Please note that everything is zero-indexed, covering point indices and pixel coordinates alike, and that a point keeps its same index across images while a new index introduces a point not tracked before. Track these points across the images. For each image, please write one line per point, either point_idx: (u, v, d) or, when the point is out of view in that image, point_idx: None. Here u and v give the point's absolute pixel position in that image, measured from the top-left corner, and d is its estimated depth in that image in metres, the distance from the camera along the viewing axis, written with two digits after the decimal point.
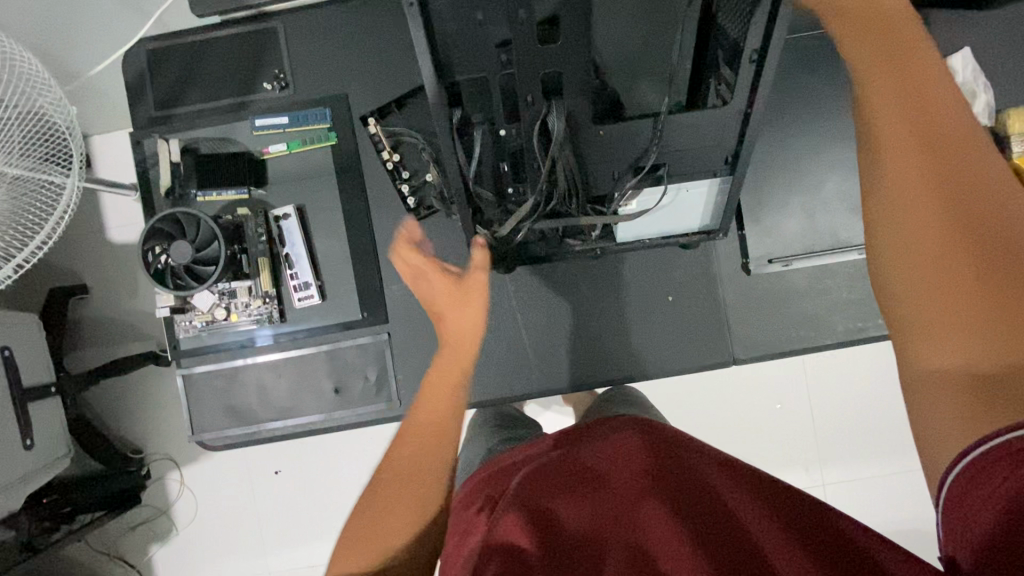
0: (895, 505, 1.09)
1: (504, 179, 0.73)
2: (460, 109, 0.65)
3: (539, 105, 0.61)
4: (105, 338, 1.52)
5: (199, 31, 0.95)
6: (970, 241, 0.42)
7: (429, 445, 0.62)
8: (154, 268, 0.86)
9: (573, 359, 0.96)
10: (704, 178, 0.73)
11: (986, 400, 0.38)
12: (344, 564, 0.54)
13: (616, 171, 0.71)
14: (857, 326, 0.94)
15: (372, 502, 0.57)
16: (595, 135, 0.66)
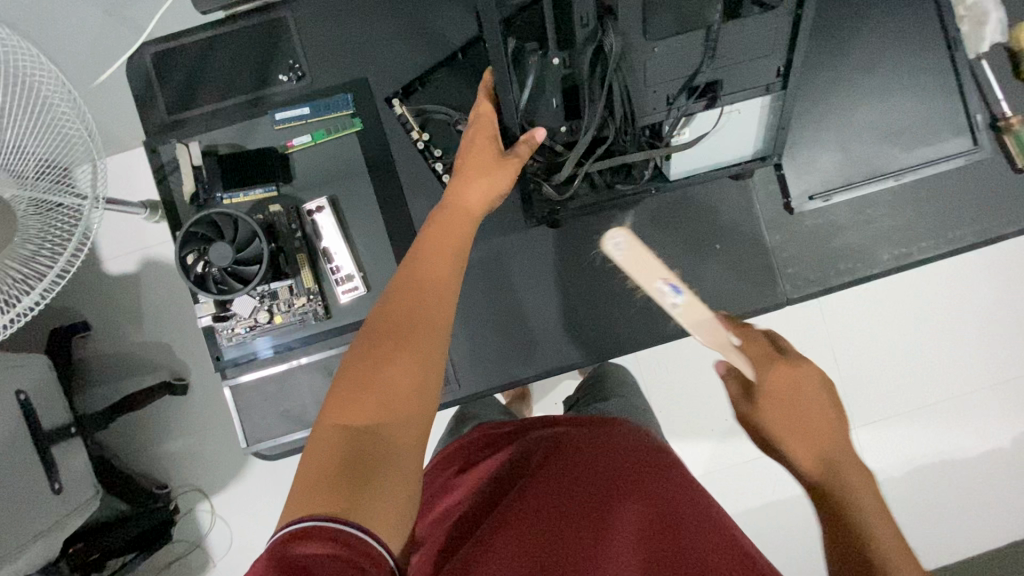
0: (918, 433, 1.19)
1: (557, 118, 0.79)
2: (515, 38, 0.71)
3: (596, 25, 0.70)
4: (114, 373, 1.44)
5: (205, 28, 0.92)
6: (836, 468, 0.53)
7: (424, 311, 0.63)
8: (195, 273, 0.84)
9: (623, 322, 0.98)
10: (756, 94, 0.80)
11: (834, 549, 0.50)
12: (341, 414, 0.54)
13: (670, 94, 0.78)
14: (900, 253, 0.96)
15: (372, 359, 0.58)
16: (650, 54, 0.73)
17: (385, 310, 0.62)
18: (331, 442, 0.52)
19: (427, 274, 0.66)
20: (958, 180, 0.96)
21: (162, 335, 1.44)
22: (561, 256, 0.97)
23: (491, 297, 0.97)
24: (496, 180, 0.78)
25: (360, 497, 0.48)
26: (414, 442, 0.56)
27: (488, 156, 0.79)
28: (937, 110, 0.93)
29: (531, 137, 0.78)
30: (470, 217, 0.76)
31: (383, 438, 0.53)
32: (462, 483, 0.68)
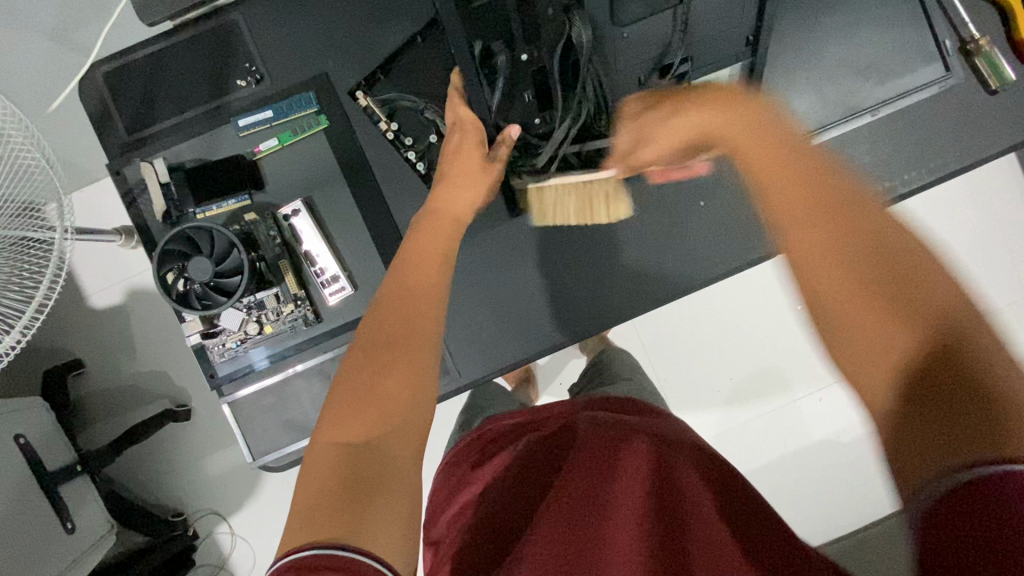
0: None
1: (530, 112, 0.80)
2: (480, 40, 0.71)
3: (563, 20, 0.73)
4: (113, 407, 1.42)
5: (153, 41, 0.90)
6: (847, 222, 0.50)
7: (416, 319, 0.63)
8: (176, 292, 0.82)
9: (618, 290, 0.96)
10: (722, 68, 0.83)
11: (869, 321, 0.45)
12: (340, 433, 0.53)
13: (636, 75, 0.81)
14: (884, 188, 0.96)
15: (369, 376, 0.57)
16: (619, 38, 0.78)
17: (377, 322, 0.62)
18: (330, 462, 0.51)
19: (419, 283, 0.67)
20: (932, 107, 0.95)
21: (156, 363, 1.42)
22: (547, 232, 0.96)
23: (481, 281, 0.96)
24: (484, 189, 0.79)
25: (365, 521, 0.46)
26: (414, 454, 0.55)
27: (471, 164, 0.78)
28: (906, 38, 0.91)
29: (505, 135, 0.78)
30: (457, 224, 0.77)
31: (384, 453, 0.53)
32: (479, 477, 0.68)
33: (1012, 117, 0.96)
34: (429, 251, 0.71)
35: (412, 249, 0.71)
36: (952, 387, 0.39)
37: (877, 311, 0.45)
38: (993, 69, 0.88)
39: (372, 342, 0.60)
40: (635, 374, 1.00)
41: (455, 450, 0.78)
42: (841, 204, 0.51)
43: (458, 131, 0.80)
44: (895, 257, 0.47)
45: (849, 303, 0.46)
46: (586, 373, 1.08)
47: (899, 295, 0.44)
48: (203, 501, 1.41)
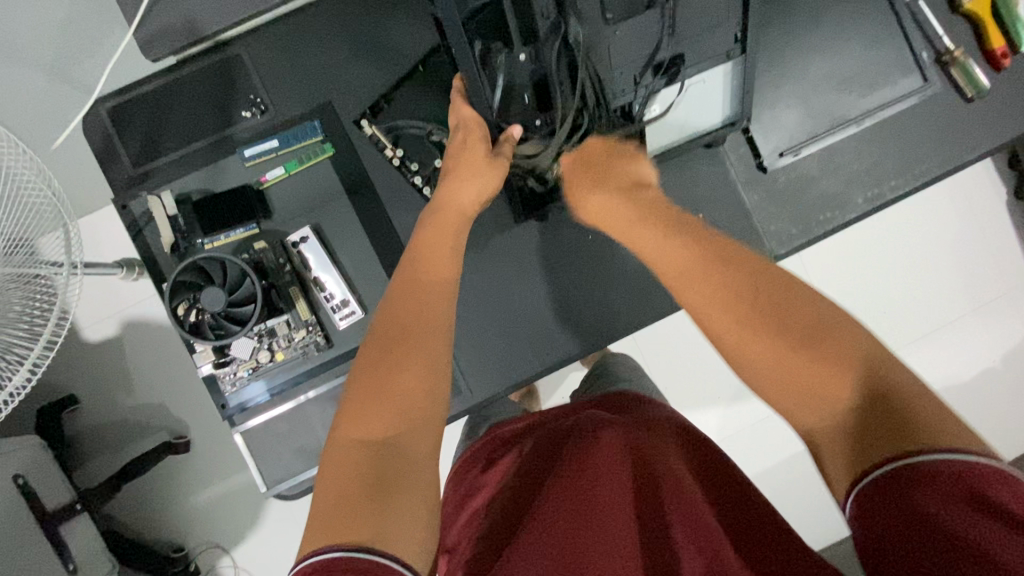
0: None
1: (530, 113, 0.80)
2: (479, 40, 0.73)
3: (557, 18, 0.71)
4: (112, 442, 1.40)
5: (157, 76, 0.91)
6: (756, 301, 0.57)
7: (427, 314, 0.63)
8: (188, 323, 0.82)
9: (623, 303, 0.98)
10: (718, 63, 0.81)
11: (788, 366, 0.52)
12: (357, 430, 0.54)
13: (633, 73, 0.78)
14: (873, 194, 1.00)
15: (386, 367, 0.58)
16: (611, 37, 0.74)
17: (389, 317, 0.63)
18: (346, 461, 0.51)
19: (429, 279, 0.67)
20: (913, 115, 1.00)
21: (156, 396, 1.40)
22: (551, 248, 0.97)
23: (489, 299, 0.97)
24: (487, 181, 0.79)
25: (382, 520, 0.47)
26: (430, 450, 0.55)
27: (477, 158, 0.79)
28: (885, 51, 0.96)
29: (508, 135, 0.79)
30: (462, 217, 0.78)
31: (400, 450, 0.53)
32: (489, 480, 0.71)
33: (989, 124, 1.00)
34: (434, 244, 0.72)
35: (419, 247, 0.72)
36: (885, 422, 0.46)
37: (822, 386, 0.50)
38: (969, 80, 0.97)
39: (389, 334, 0.61)
40: (643, 385, 1.02)
41: (469, 454, 0.81)
42: (738, 271, 0.60)
43: (462, 130, 0.82)
44: (815, 316, 0.54)
45: (780, 371, 0.53)
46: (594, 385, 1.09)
47: (827, 348, 0.51)
48: (206, 534, 1.39)
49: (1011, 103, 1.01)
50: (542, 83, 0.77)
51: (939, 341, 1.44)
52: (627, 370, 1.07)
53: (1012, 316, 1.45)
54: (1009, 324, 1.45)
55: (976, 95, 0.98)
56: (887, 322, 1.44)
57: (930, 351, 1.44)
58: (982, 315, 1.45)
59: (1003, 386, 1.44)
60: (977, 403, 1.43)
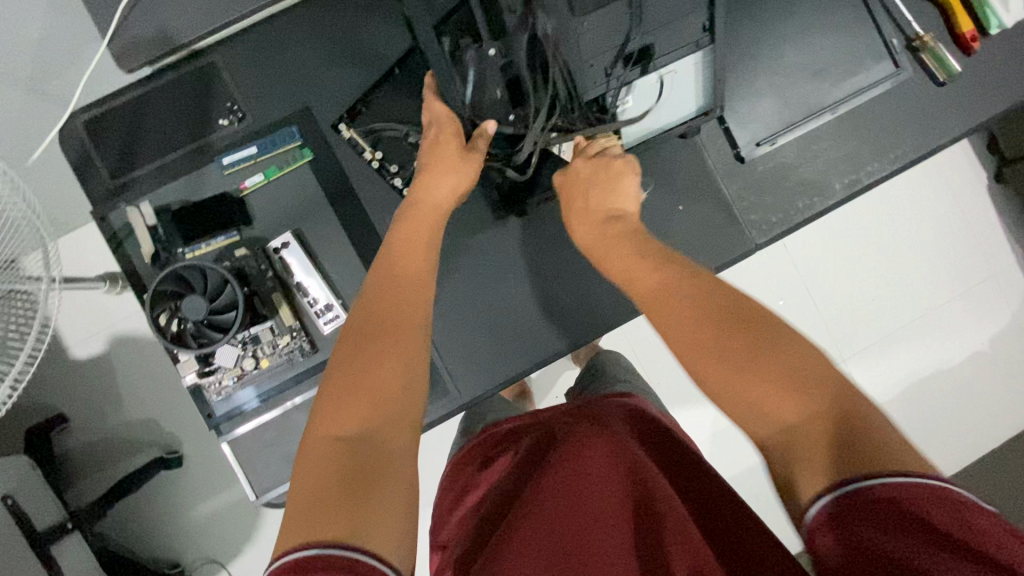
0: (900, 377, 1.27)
1: (502, 108, 0.82)
2: (449, 37, 0.78)
3: (523, 12, 0.73)
4: (103, 459, 1.39)
5: (133, 86, 0.91)
6: (723, 313, 0.58)
7: (407, 307, 0.64)
8: (170, 332, 0.82)
9: (608, 296, 0.99)
10: (688, 53, 0.81)
11: (746, 376, 0.53)
12: (335, 424, 0.54)
13: (604, 64, 0.77)
14: (850, 180, 1.00)
15: (364, 360, 0.58)
16: (580, 29, 0.72)
17: (367, 310, 0.63)
18: (325, 454, 0.51)
19: (407, 274, 0.67)
20: (886, 101, 1.01)
21: (145, 410, 1.39)
22: (533, 245, 0.97)
23: (474, 298, 0.97)
24: (464, 176, 0.79)
25: (361, 517, 0.47)
26: (409, 443, 0.55)
27: (452, 151, 0.79)
28: (856, 39, 0.97)
29: (483, 129, 0.80)
30: (438, 214, 0.78)
31: (378, 444, 0.53)
32: (482, 479, 0.73)
33: (961, 108, 1.02)
34: (412, 240, 0.72)
35: (396, 242, 0.72)
36: (866, 449, 0.46)
37: (786, 407, 0.51)
38: (939, 64, 0.98)
39: (368, 327, 0.61)
40: (631, 379, 1.02)
41: (463, 453, 0.82)
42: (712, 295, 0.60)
43: (435, 126, 0.82)
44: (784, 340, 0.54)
45: (740, 385, 0.53)
46: (585, 380, 1.10)
47: (793, 373, 0.52)
48: (202, 548, 1.37)
49: (983, 87, 1.02)
50: (514, 78, 0.79)
51: (925, 327, 1.45)
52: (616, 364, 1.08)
53: (996, 299, 1.46)
54: (992, 307, 1.46)
55: (947, 79, 0.99)
56: (875, 309, 1.45)
57: (916, 336, 1.45)
58: (965, 299, 1.46)
59: (989, 368, 1.45)
60: (964, 387, 1.44)
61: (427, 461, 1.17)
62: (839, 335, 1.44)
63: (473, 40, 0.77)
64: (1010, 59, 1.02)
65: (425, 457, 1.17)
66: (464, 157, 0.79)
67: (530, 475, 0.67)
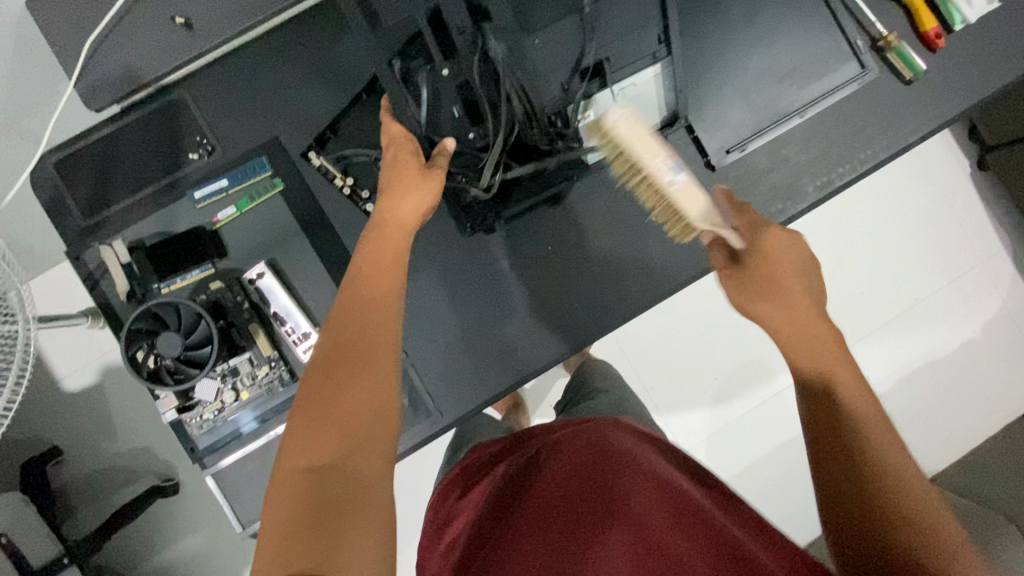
0: (877, 365, 1.44)
1: (462, 127, 0.79)
2: (399, 58, 0.75)
3: (473, 31, 0.73)
4: (99, 491, 1.39)
5: (102, 125, 0.91)
6: (820, 346, 0.64)
7: (376, 316, 0.61)
8: (147, 369, 0.82)
9: (587, 313, 0.98)
10: (645, 67, 0.82)
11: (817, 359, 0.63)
12: (303, 455, 0.51)
13: (561, 79, 0.78)
14: (823, 183, 1.01)
15: (333, 387, 0.55)
16: (533, 47, 0.76)
17: (332, 335, 0.60)
18: (288, 491, 0.49)
19: (373, 299, 0.63)
20: (853, 102, 1.01)
21: (138, 441, 1.39)
22: (509, 263, 0.97)
23: (452, 319, 0.97)
24: (428, 192, 0.73)
25: (337, 549, 0.45)
26: (382, 468, 0.53)
27: (410, 169, 0.74)
28: (819, 42, 0.97)
29: (443, 147, 0.75)
30: (404, 237, 0.72)
31: (348, 471, 0.50)
32: (465, 506, 0.75)
33: (930, 105, 1.02)
34: (380, 260, 0.67)
35: (359, 274, 0.66)
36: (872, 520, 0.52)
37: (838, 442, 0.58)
38: (905, 63, 0.99)
39: (338, 351, 0.58)
40: (615, 391, 1.03)
41: (451, 476, 0.84)
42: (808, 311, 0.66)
43: (392, 148, 0.77)
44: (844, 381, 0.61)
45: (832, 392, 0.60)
46: (572, 392, 1.11)
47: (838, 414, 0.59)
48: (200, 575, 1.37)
49: (951, 83, 1.02)
50: (471, 97, 0.77)
51: (914, 318, 1.45)
52: (602, 378, 1.09)
53: (983, 289, 1.46)
54: (979, 297, 1.46)
55: (914, 77, 1.00)
56: (866, 305, 1.44)
57: (905, 328, 1.45)
58: (951, 291, 1.46)
59: (979, 357, 1.45)
60: (956, 377, 1.44)
61: (419, 481, 1.17)
62: (830, 331, 1.43)
63: (425, 62, 0.75)
64: (976, 52, 1.02)
65: (417, 477, 1.17)
66: (423, 172, 0.74)
67: (517, 488, 0.69)
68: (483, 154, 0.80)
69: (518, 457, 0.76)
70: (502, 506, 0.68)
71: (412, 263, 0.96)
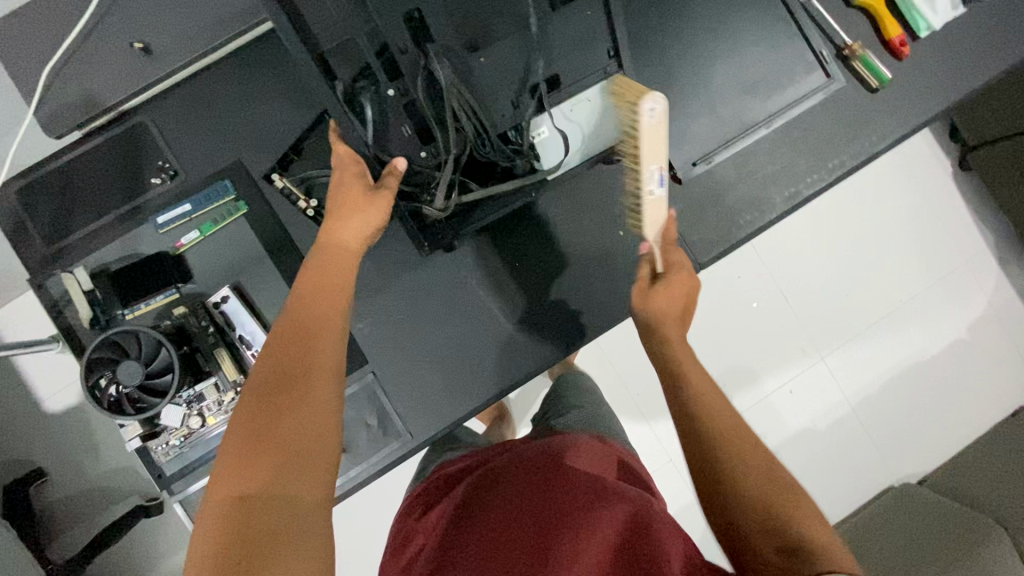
0: (862, 368, 1.43)
1: (413, 146, 0.80)
2: (343, 80, 0.76)
3: (416, 52, 0.75)
4: (81, 513, 1.38)
5: (63, 152, 0.90)
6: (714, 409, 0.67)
7: (318, 338, 0.61)
8: (108, 398, 0.82)
9: (558, 329, 0.97)
10: (597, 80, 0.81)
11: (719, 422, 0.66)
12: (235, 481, 0.51)
13: (510, 96, 0.79)
14: (791, 193, 1.00)
15: (270, 411, 0.55)
16: (478, 65, 0.77)
17: (273, 357, 0.59)
18: (224, 521, 0.49)
19: (316, 321, 0.62)
20: (820, 111, 1.01)
21: (119, 462, 1.38)
22: (477, 281, 0.97)
23: (421, 338, 0.97)
24: (375, 214, 0.73)
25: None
26: (320, 495, 0.53)
27: (356, 190, 0.73)
28: (783, 53, 0.97)
29: (392, 167, 0.75)
30: (349, 257, 0.71)
31: (281, 498, 0.50)
32: (425, 524, 0.73)
33: (897, 112, 1.02)
34: (327, 279, 0.67)
35: (306, 293, 0.66)
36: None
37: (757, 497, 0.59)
38: (872, 72, 0.98)
39: (278, 375, 0.57)
40: (588, 406, 1.02)
41: (414, 494, 0.83)
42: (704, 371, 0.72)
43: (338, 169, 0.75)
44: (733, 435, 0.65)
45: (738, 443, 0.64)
46: (547, 407, 1.10)
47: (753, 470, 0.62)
48: None
49: (918, 90, 1.02)
50: (419, 117, 0.79)
51: (897, 320, 1.44)
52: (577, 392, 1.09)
53: (963, 291, 1.46)
54: (960, 299, 1.46)
55: (880, 86, 0.99)
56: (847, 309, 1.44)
57: (887, 332, 1.44)
58: (932, 295, 1.45)
59: (960, 360, 1.45)
60: (938, 381, 1.44)
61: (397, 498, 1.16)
62: (812, 335, 1.43)
63: (370, 84, 0.76)
64: (943, 59, 1.02)
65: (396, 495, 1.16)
66: (369, 192, 0.74)
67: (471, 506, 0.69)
68: (435, 173, 0.80)
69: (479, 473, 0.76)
70: (455, 524, 0.67)
71: (380, 284, 0.96)
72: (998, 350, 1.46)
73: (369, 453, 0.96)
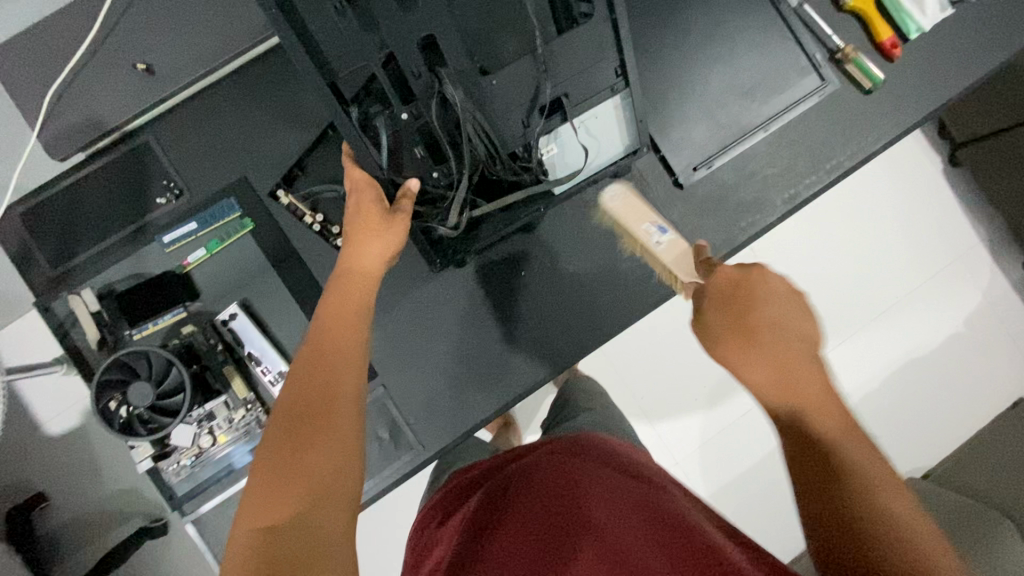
0: (864, 362, 1.45)
1: (425, 166, 0.80)
2: (357, 105, 0.76)
3: (429, 77, 0.74)
4: (87, 535, 1.36)
5: (67, 174, 0.90)
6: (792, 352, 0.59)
7: (337, 367, 0.61)
8: (119, 420, 0.81)
9: (565, 335, 0.98)
10: (603, 99, 0.84)
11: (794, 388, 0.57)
12: (260, 515, 0.51)
13: (520, 116, 0.80)
14: (790, 195, 1.02)
15: (293, 444, 0.55)
16: (491, 87, 0.77)
17: (294, 388, 0.59)
18: (247, 549, 0.48)
19: (336, 349, 0.63)
20: (815, 114, 1.02)
21: (124, 483, 1.36)
22: (483, 291, 0.97)
23: (429, 349, 0.97)
24: (390, 237, 0.74)
25: None
26: (344, 526, 0.52)
27: (372, 213, 0.74)
28: (778, 58, 0.99)
29: (405, 188, 0.76)
30: (368, 281, 0.72)
31: (307, 530, 0.50)
32: (443, 536, 0.73)
33: (890, 113, 1.04)
34: (344, 306, 0.68)
35: (325, 318, 0.66)
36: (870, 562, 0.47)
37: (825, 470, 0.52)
38: (864, 74, 1.01)
39: (299, 407, 0.57)
40: (597, 410, 1.02)
41: (430, 507, 0.83)
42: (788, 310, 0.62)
43: (355, 193, 0.76)
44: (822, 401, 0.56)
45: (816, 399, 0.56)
46: (556, 413, 1.10)
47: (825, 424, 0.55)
48: None
49: (910, 91, 1.04)
50: (432, 139, 0.79)
51: (897, 316, 1.46)
52: (585, 397, 1.09)
53: (959, 286, 1.48)
54: (956, 294, 1.48)
55: (873, 88, 1.01)
56: (847, 306, 1.46)
57: (888, 327, 1.46)
58: (930, 291, 1.47)
59: (959, 355, 1.46)
60: (939, 375, 1.45)
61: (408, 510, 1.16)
62: None
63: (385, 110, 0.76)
64: (933, 60, 1.04)
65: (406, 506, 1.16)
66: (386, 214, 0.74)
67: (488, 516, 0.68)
68: (448, 194, 0.81)
69: (493, 483, 0.76)
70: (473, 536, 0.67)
71: (387, 297, 0.96)
72: (996, 342, 1.47)
73: (380, 466, 0.95)
